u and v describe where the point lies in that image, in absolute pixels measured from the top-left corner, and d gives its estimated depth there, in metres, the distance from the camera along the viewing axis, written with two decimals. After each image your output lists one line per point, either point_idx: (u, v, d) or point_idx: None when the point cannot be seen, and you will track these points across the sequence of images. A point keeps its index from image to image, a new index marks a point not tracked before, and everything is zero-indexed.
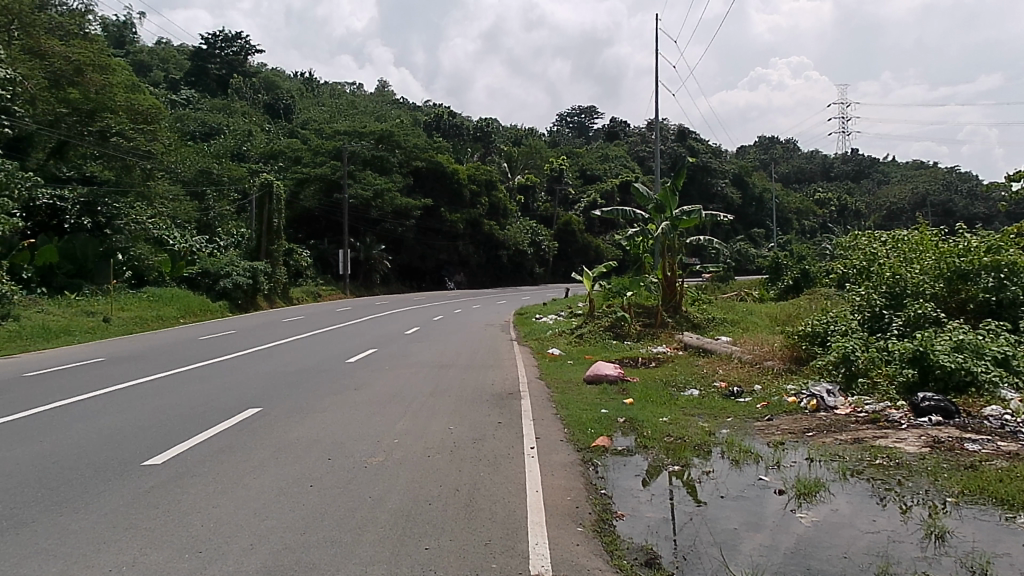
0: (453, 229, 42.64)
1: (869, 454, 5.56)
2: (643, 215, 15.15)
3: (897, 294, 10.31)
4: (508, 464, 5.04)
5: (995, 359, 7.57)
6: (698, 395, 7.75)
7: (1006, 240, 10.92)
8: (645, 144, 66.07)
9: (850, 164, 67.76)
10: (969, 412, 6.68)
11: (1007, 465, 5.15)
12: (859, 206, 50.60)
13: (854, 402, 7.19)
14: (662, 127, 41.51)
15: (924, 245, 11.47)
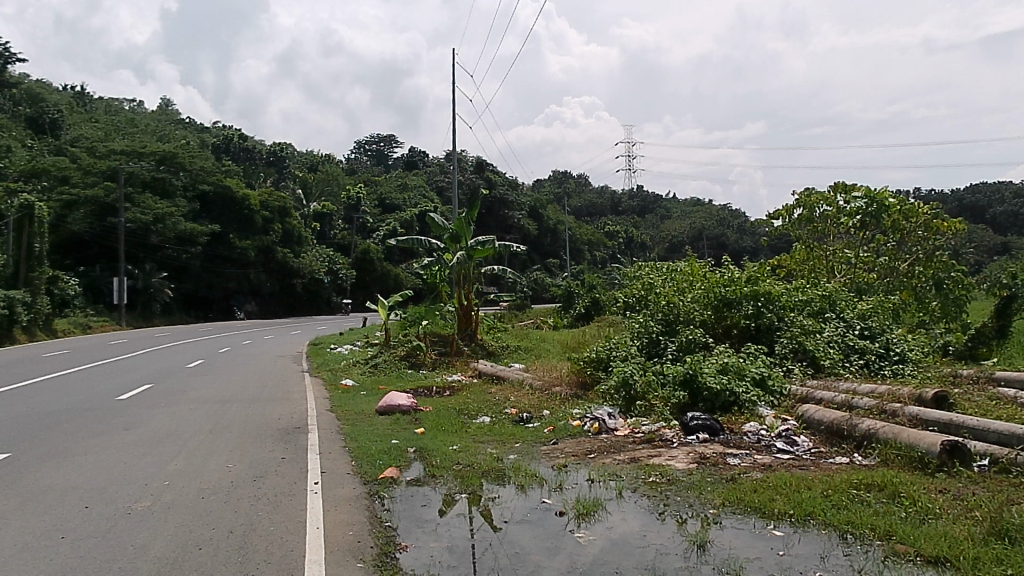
0: (244, 256, 40.93)
1: (644, 472, 5.89)
2: (439, 244, 15.32)
3: (671, 321, 11.07)
4: (289, 502, 4.85)
5: (754, 380, 8.31)
6: (489, 422, 7.88)
7: (763, 272, 12.08)
8: (444, 174, 67.04)
9: (635, 200, 72.11)
10: (731, 429, 7.28)
11: (762, 476, 5.67)
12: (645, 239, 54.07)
13: (633, 423, 7.60)
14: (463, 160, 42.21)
15: (694, 276, 12.45)
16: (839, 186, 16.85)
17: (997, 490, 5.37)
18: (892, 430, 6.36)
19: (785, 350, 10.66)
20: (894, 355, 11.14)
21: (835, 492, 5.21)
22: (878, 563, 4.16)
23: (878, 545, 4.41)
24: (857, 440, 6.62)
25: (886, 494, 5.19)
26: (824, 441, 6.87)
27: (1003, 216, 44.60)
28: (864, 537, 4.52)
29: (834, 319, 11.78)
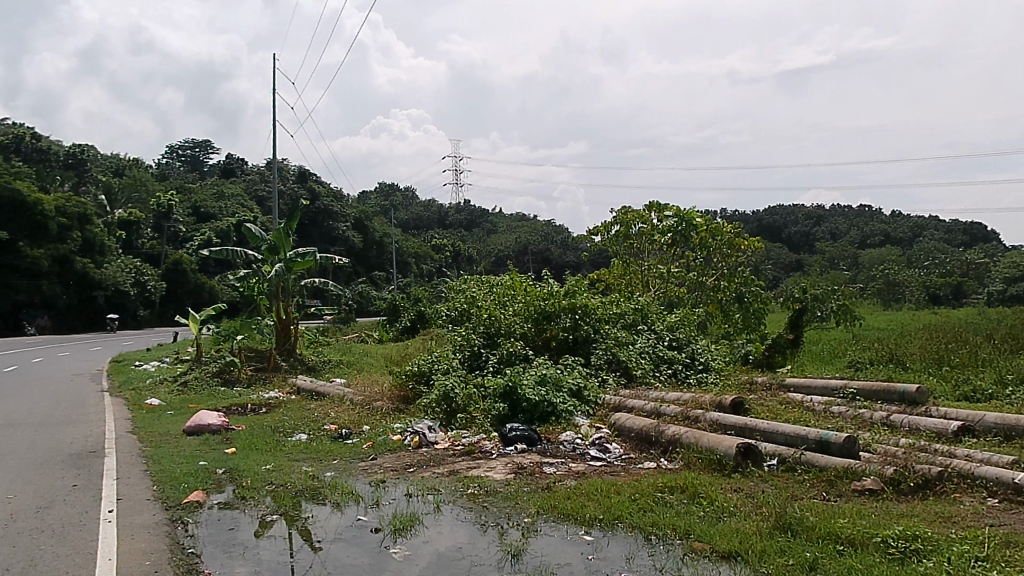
0: (35, 266, 37.51)
1: (463, 484, 5.92)
2: (257, 256, 14.76)
3: (492, 334, 11.25)
4: (78, 533, 4.48)
5: (571, 391, 8.62)
6: (306, 439, 7.66)
7: (581, 285, 12.55)
8: (265, 183, 64.71)
9: (462, 214, 72.74)
10: (548, 438, 7.49)
11: (575, 483, 5.86)
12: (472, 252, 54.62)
13: (453, 436, 7.65)
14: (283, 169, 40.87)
15: (516, 290, 12.74)
16: (653, 204, 17.70)
17: (783, 487, 5.88)
18: (694, 435, 6.79)
19: (601, 361, 11.15)
20: (699, 364, 11.93)
21: (641, 496, 5.48)
22: (677, 560, 4.43)
23: (678, 543, 4.69)
24: (664, 445, 7.02)
25: (687, 495, 5.52)
26: (634, 448, 7.22)
27: (796, 236, 48.64)
28: (666, 537, 4.78)
29: (646, 331, 12.42)
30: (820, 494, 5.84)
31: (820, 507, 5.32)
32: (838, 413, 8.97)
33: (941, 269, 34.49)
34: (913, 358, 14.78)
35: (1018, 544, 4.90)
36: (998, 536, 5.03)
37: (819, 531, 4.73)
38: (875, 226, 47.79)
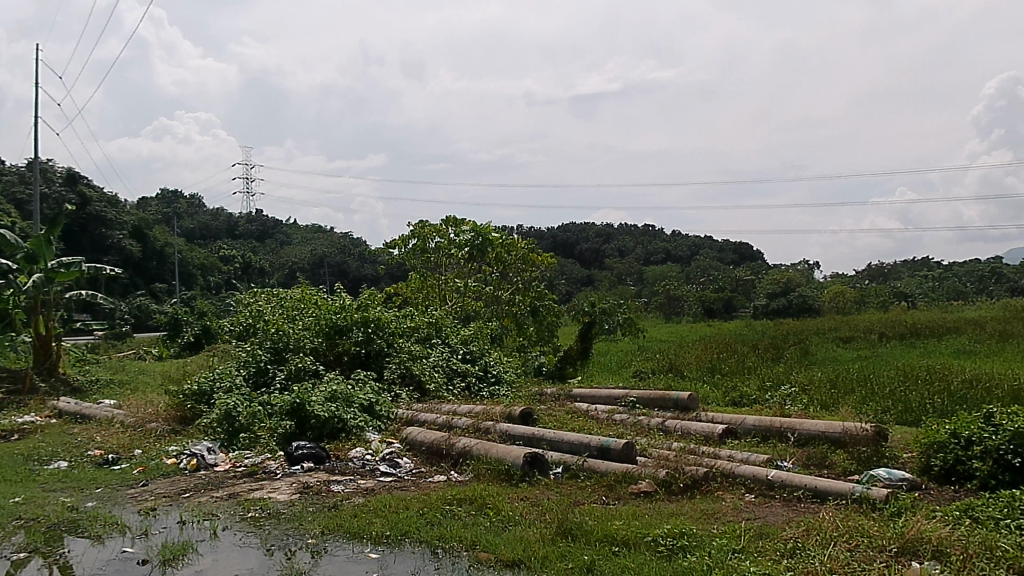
0: None
1: (242, 508, 5.64)
2: (12, 266, 13.38)
3: (279, 349, 10.85)
4: None
5: (361, 406, 8.52)
6: (67, 467, 6.99)
7: (373, 299, 12.44)
8: (25, 186, 58.49)
9: (254, 225, 69.69)
10: (337, 456, 7.32)
11: (363, 501, 5.77)
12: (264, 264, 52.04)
13: (234, 457, 7.29)
14: (46, 171, 37.06)
15: (306, 303, 12.40)
16: (450, 218, 17.76)
17: (566, 494, 6.12)
18: (483, 446, 6.91)
19: (393, 375, 11.11)
20: (491, 377, 12.23)
21: (429, 509, 5.48)
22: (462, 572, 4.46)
23: (464, 555, 4.73)
24: (454, 458, 7.09)
25: (475, 506, 5.59)
26: (425, 462, 7.23)
27: (588, 252, 51.02)
28: (452, 550, 4.80)
29: (440, 344, 12.51)
30: (600, 498, 6.15)
31: (600, 511, 5.59)
32: (620, 420, 9.49)
33: (714, 285, 37.48)
34: (689, 367, 15.99)
35: (769, 535, 5.44)
36: (752, 529, 5.55)
37: (597, 534, 4.97)
38: (657, 244, 51.26)
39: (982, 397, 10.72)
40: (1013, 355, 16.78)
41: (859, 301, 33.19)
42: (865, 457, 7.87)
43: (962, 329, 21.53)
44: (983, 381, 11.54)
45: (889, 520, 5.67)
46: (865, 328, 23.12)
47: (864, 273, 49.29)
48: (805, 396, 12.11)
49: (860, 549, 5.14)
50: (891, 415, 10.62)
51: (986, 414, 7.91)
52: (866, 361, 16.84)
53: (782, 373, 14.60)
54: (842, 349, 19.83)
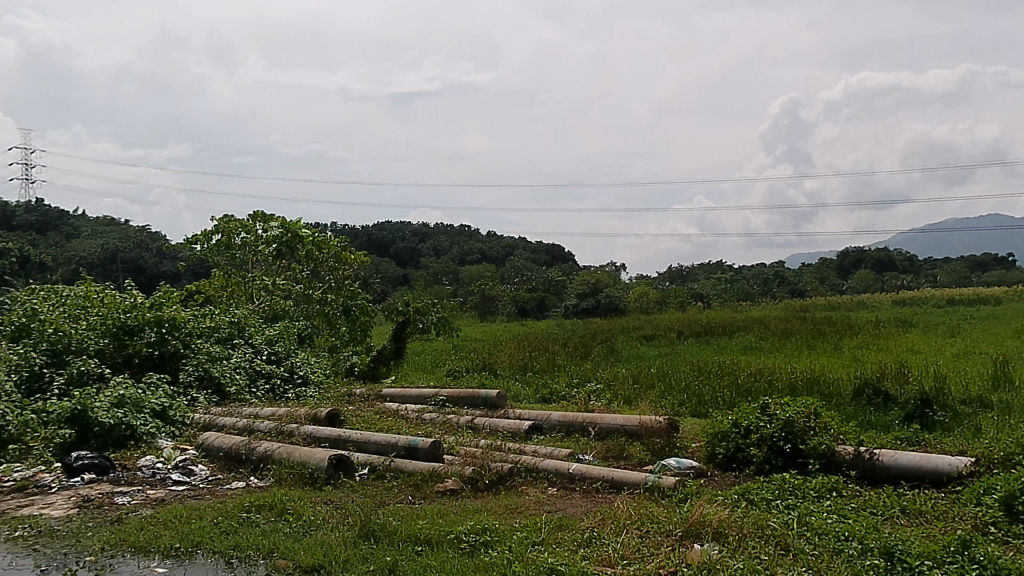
0: None
1: (8, 527, 5.12)
2: None
3: (58, 351, 9.97)
4: None
5: (152, 411, 8.03)
6: None
7: (169, 298, 11.74)
8: None
9: (34, 215, 63.32)
10: (123, 465, 6.83)
11: (150, 512, 5.42)
12: (46, 258, 47.24)
13: (1, 471, 6.62)
14: None
15: (91, 301, 11.48)
16: (257, 213, 17.01)
17: (371, 495, 6.06)
18: (286, 450, 6.73)
19: (190, 378, 10.55)
20: (298, 378, 11.90)
21: (224, 518, 5.24)
22: None
23: (261, 564, 4.55)
24: (254, 463, 6.83)
25: (273, 512, 5.40)
26: (223, 468, 6.91)
27: (404, 251, 50.56)
28: (248, 558, 4.61)
29: (243, 345, 12.00)
30: (406, 498, 6.14)
31: (405, 511, 5.58)
32: (429, 419, 9.52)
33: (528, 285, 38.49)
34: (502, 365, 16.33)
35: (568, 525, 5.67)
36: (554, 521, 5.76)
37: (401, 534, 4.96)
38: (472, 245, 51.97)
39: (764, 389, 11.75)
40: (791, 351, 18.54)
41: (661, 301, 35.31)
42: (659, 447, 8.39)
43: (749, 327, 23.50)
44: (764, 375, 12.64)
45: (676, 506, 6.08)
46: (665, 327, 24.66)
47: (666, 274, 52.50)
48: (609, 392, 12.71)
49: (650, 535, 5.48)
50: (685, 408, 11.39)
51: (762, 405, 8.69)
52: (665, 358, 17.94)
53: (589, 370, 15.25)
54: (645, 346, 21.02)
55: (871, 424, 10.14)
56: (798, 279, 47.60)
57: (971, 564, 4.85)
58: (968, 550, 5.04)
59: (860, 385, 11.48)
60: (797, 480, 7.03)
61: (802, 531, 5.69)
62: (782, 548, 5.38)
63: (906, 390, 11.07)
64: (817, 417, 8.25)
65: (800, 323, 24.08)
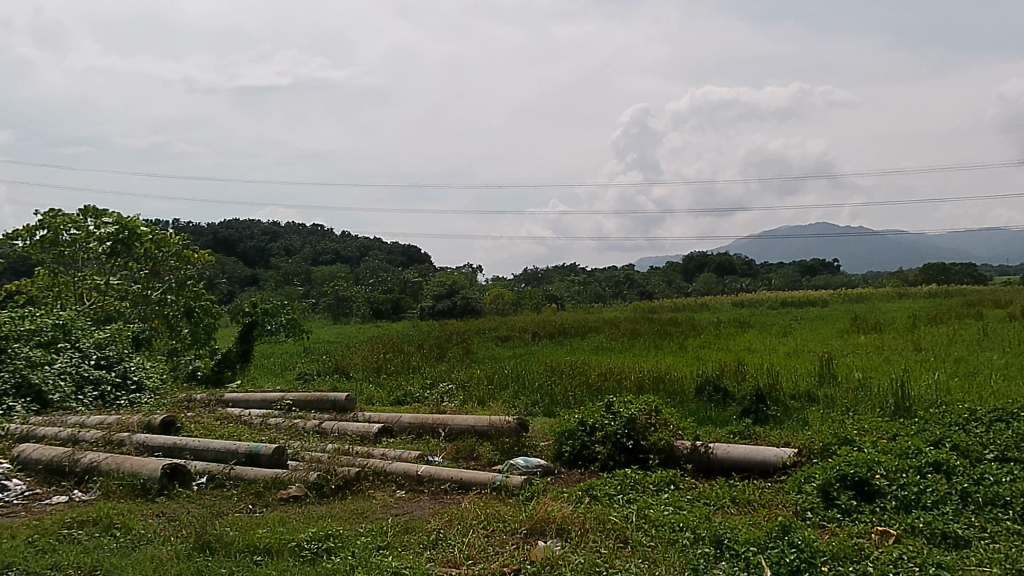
0: None
1: None
2: None
3: None
4: None
5: None
6: None
7: None
8: None
9: None
10: None
11: None
12: None
13: None
14: None
15: None
16: (88, 208, 15.90)
17: (209, 505, 5.81)
18: (114, 461, 6.35)
19: (6, 385, 9.74)
20: (132, 384, 11.23)
21: (41, 536, 4.86)
22: None
23: None
24: (79, 475, 6.39)
25: (98, 527, 5.06)
26: (43, 482, 6.43)
27: (253, 250, 48.21)
28: None
29: (69, 349, 11.19)
30: (246, 507, 5.92)
31: (244, 520, 5.38)
32: (274, 424, 9.22)
33: (382, 286, 38.00)
34: (356, 367, 16.05)
35: (414, 528, 5.64)
36: (400, 524, 5.73)
37: (239, 544, 4.78)
38: (325, 245, 50.83)
39: (613, 388, 12.18)
40: (639, 351, 19.30)
41: (516, 303, 35.86)
42: (508, 447, 8.52)
43: (600, 328, 24.26)
44: (612, 374, 13.09)
45: (522, 504, 6.19)
46: (520, 328, 25.05)
47: (521, 276, 53.37)
48: (463, 393, 12.77)
49: (496, 534, 5.54)
50: (537, 407, 11.61)
51: (607, 404, 9.00)
52: (519, 359, 18.22)
53: (444, 372, 15.26)
54: (500, 347, 21.25)
55: (710, 419, 10.71)
56: (646, 281, 49.64)
57: (791, 547, 5.21)
58: (788, 535, 5.42)
59: (701, 382, 12.09)
60: (638, 475, 7.33)
61: (641, 524, 5.93)
62: (622, 541, 5.58)
63: (742, 386, 11.77)
64: (658, 414, 8.64)
65: (647, 324, 25.10)
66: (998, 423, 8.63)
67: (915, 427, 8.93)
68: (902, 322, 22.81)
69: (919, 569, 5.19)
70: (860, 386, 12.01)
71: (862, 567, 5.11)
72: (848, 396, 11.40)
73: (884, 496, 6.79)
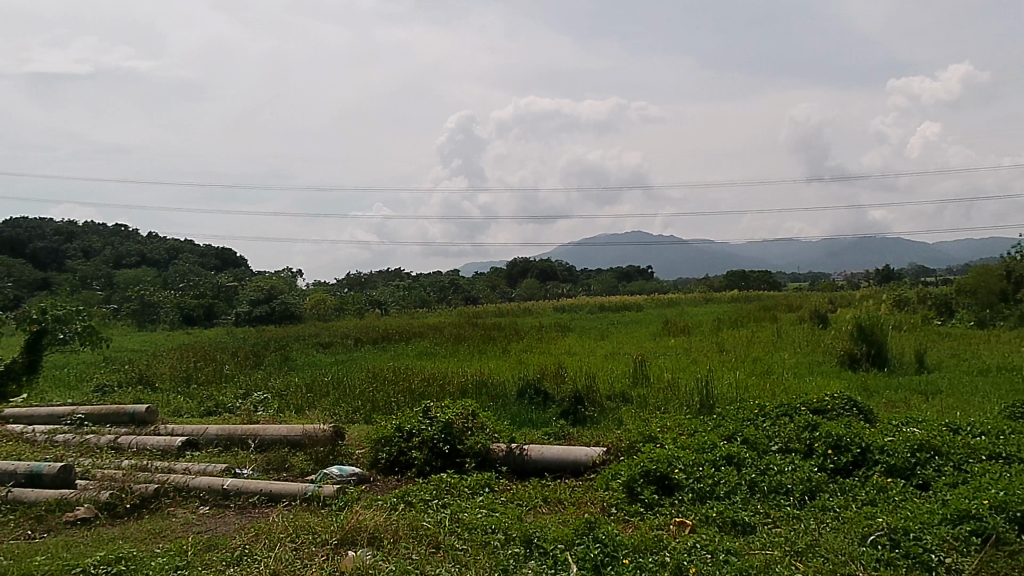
0: None
1: None
2: None
3: None
4: None
5: None
6: None
7: None
8: None
9: None
10: None
11: None
12: None
13: None
14: None
15: None
16: None
17: None
18: None
19: None
20: None
21: None
22: None
23: None
24: None
25: None
26: None
27: (45, 252, 44.20)
28: None
29: None
30: (25, 534, 5.44)
31: (20, 547, 4.92)
32: (61, 441, 8.48)
33: (194, 290, 35.96)
34: (162, 378, 15.09)
35: (217, 545, 5.39)
36: (201, 541, 5.45)
37: None
38: (129, 247, 47.43)
39: (434, 393, 12.20)
40: (464, 355, 19.47)
41: (338, 309, 35.18)
42: (323, 456, 8.39)
43: (424, 333, 24.23)
44: (436, 379, 13.10)
45: (333, 515, 6.08)
46: (341, 334, 24.55)
47: (344, 281, 52.38)
48: (278, 402, 12.32)
49: (305, 546, 5.40)
50: (358, 414, 11.42)
51: (424, 409, 9.04)
52: (341, 366, 17.83)
53: (260, 380, 14.67)
54: (321, 354, 20.73)
55: (531, 421, 10.97)
56: (471, 287, 50.20)
57: (595, 543, 5.42)
58: (593, 531, 5.64)
59: (522, 385, 12.36)
60: (454, 479, 7.38)
61: (454, 528, 5.98)
62: (433, 546, 5.61)
63: (561, 388, 12.16)
64: (474, 419, 8.78)
65: (472, 328, 25.37)
66: (783, 416, 9.45)
67: (713, 423, 9.60)
68: (707, 325, 24.48)
69: (710, 556, 5.58)
70: (669, 386, 12.75)
71: (661, 557, 5.42)
72: (658, 395, 12.08)
73: (682, 489, 7.25)
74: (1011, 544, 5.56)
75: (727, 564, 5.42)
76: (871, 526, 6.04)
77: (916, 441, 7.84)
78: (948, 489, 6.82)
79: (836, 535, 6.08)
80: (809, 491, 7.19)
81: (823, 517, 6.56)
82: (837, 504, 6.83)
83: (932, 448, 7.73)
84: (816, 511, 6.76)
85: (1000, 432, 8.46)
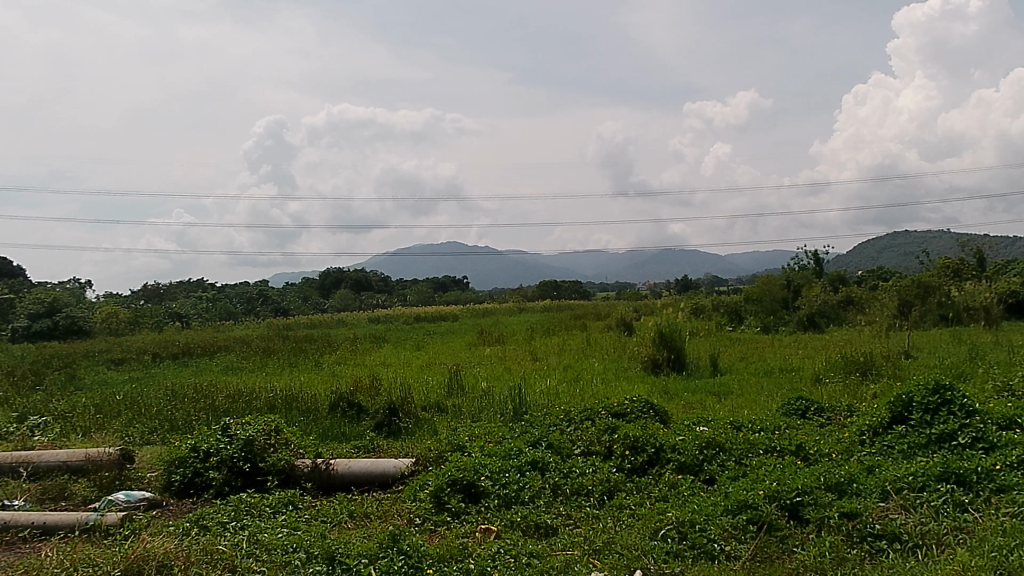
0: None
1: None
2: None
3: None
4: None
5: None
6: None
7: None
8: None
9: None
10: None
11: None
12: None
13: None
14: None
15: None
16: None
17: None
18: None
19: None
20: None
21: None
22: None
23: None
24: None
25: None
26: None
27: None
28: None
29: None
30: None
31: None
32: None
33: None
34: None
35: None
36: None
37: None
38: None
39: (238, 410, 11.66)
40: (273, 369, 18.74)
41: (132, 323, 32.81)
42: (107, 482, 7.82)
43: (229, 347, 23.09)
44: (242, 395, 12.54)
45: (117, 545, 5.65)
46: (137, 349, 22.96)
47: (140, 292, 48.96)
48: (60, 426, 11.28)
49: None
50: (154, 434, 10.70)
51: (222, 427, 8.65)
52: (134, 383, 16.65)
53: (41, 402, 13.34)
54: (113, 371, 19.18)
55: (342, 435, 10.75)
56: (281, 298, 48.50)
57: (399, 555, 5.39)
58: (397, 543, 5.59)
59: (335, 399, 12.09)
60: (254, 499, 7.11)
61: (252, 550, 5.75)
62: (228, 570, 5.40)
63: (375, 400, 12.02)
64: (277, 435, 8.52)
65: (281, 341, 24.45)
66: (586, 421, 9.86)
67: (522, 429, 9.86)
68: (519, 334, 25.16)
69: (513, 560, 5.71)
70: (484, 394, 12.97)
71: (465, 564, 5.51)
72: (471, 405, 12.23)
73: (488, 496, 7.39)
74: (780, 529, 6.11)
75: (529, 566, 5.58)
76: (662, 521, 6.46)
77: (703, 439, 8.45)
78: (729, 482, 7.42)
79: (630, 531, 6.44)
80: (608, 491, 7.57)
81: (619, 515, 6.92)
82: (632, 502, 7.23)
83: (717, 444, 8.37)
84: (613, 510, 7.12)
85: (775, 428, 9.33)
